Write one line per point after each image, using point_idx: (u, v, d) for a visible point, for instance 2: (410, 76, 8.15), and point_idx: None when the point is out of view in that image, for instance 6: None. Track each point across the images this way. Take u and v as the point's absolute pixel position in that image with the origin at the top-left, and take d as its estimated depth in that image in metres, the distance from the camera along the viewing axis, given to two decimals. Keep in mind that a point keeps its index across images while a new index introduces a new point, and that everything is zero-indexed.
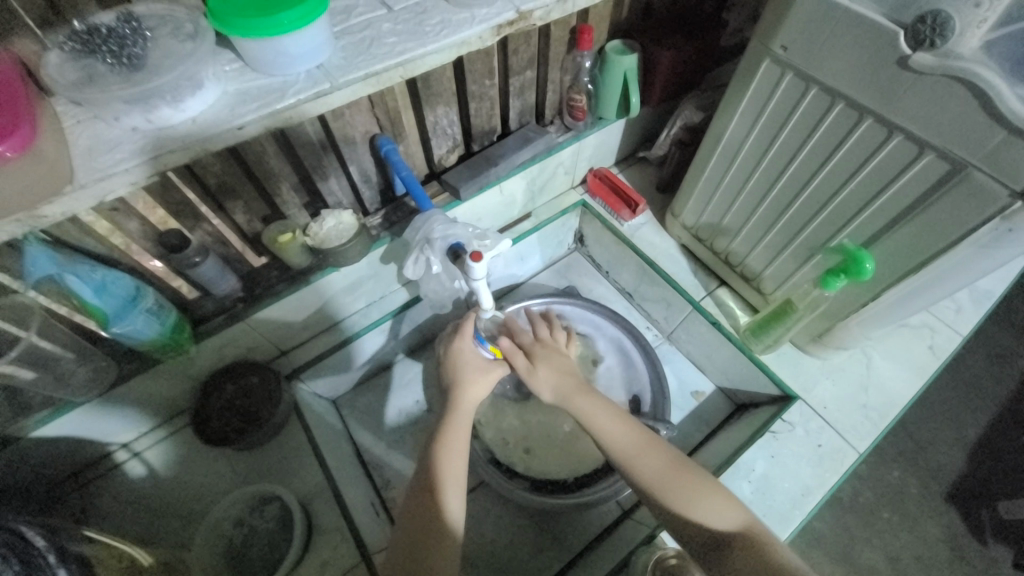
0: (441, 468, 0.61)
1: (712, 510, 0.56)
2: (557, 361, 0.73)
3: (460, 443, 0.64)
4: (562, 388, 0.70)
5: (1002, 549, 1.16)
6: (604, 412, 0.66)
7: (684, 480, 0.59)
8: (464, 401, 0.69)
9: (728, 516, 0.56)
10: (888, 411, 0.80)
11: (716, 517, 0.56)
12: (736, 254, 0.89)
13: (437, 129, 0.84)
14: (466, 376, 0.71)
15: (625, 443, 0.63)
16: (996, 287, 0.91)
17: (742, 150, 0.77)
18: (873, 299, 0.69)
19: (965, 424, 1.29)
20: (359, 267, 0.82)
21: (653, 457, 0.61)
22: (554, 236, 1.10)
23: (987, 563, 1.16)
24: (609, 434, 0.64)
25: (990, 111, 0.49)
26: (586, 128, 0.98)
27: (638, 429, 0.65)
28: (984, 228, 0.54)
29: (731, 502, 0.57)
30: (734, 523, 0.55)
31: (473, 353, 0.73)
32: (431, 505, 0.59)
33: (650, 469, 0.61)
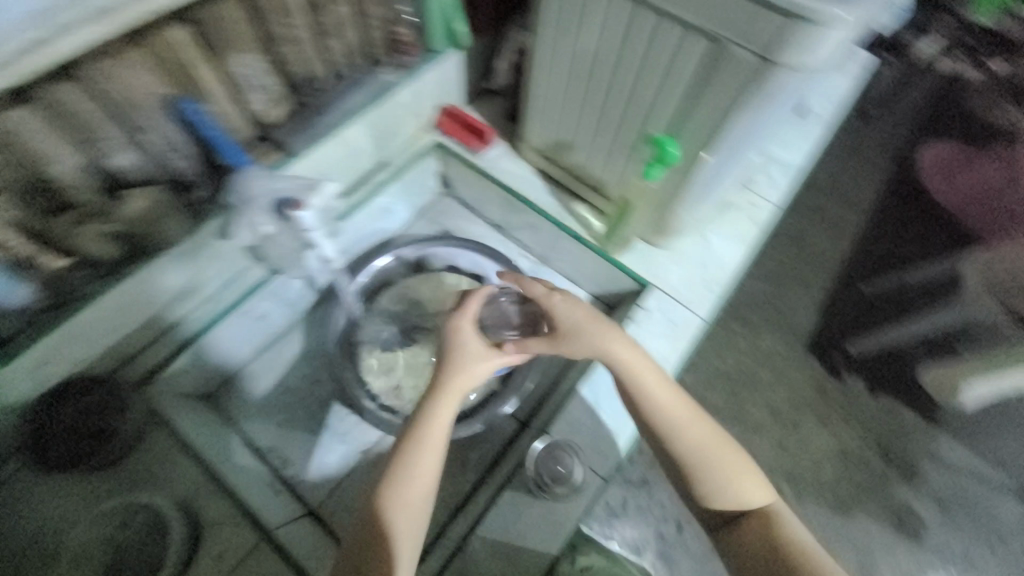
0: (411, 458, 0.61)
1: (745, 489, 0.63)
2: (586, 317, 0.69)
3: (433, 439, 0.62)
4: (607, 350, 0.67)
5: (856, 379, 1.39)
6: (653, 380, 0.67)
7: (725, 454, 0.64)
8: (449, 394, 0.64)
9: (757, 493, 0.63)
10: (722, 280, 0.93)
11: (749, 496, 0.63)
12: (582, 166, 0.93)
13: (246, 80, 0.76)
14: (459, 361, 0.66)
15: (674, 414, 0.65)
16: (799, 158, 1.06)
17: (558, 61, 0.80)
18: (686, 180, 0.76)
19: (817, 286, 1.48)
20: (189, 253, 0.75)
21: (700, 428, 0.65)
22: (417, 184, 1.07)
23: (844, 392, 1.38)
24: (655, 401, 0.66)
25: None
26: (421, 62, 0.94)
27: (685, 400, 0.67)
28: (745, 96, 0.62)
29: (761, 485, 0.64)
30: (760, 499, 0.63)
31: (475, 342, 0.68)
32: (398, 503, 0.58)
33: (694, 442, 0.64)
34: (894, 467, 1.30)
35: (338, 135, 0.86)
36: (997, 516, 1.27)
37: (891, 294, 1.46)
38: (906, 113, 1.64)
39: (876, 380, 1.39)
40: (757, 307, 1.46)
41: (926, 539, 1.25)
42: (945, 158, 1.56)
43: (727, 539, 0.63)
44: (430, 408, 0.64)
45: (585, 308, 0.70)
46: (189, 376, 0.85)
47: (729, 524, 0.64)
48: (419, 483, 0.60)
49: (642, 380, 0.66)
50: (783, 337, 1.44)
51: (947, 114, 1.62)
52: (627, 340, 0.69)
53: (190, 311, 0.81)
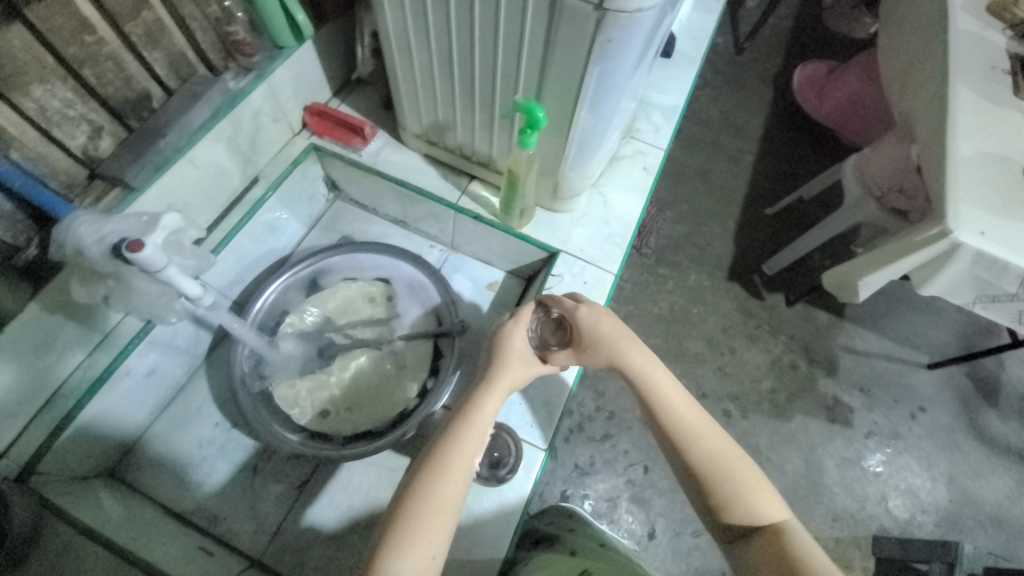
0: (459, 434, 0.56)
1: (758, 500, 0.54)
2: (608, 323, 0.67)
3: (482, 420, 0.59)
4: (621, 356, 0.64)
5: (774, 295, 1.49)
6: (665, 380, 0.62)
7: (739, 467, 0.56)
8: (497, 384, 0.62)
9: (773, 508, 0.54)
10: (626, 231, 0.94)
11: (760, 505, 0.54)
12: (466, 144, 0.91)
13: (54, 116, 0.65)
14: (506, 357, 0.65)
15: (683, 417, 0.59)
16: (677, 100, 1.09)
17: (412, 38, 0.75)
18: (565, 139, 0.76)
19: (726, 218, 1.57)
20: (32, 321, 0.66)
21: (713, 438, 0.58)
22: (300, 192, 1.00)
23: (768, 309, 1.47)
24: (668, 408, 0.60)
25: None
26: (268, 62, 0.86)
27: (701, 413, 0.60)
28: (597, 45, 0.61)
29: (773, 495, 0.55)
30: (773, 514, 0.54)
31: (524, 347, 0.67)
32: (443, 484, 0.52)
33: (705, 452, 0.57)
34: (818, 365, 1.41)
35: (186, 156, 0.77)
36: (911, 386, 1.39)
37: (789, 213, 1.58)
38: (777, 42, 1.78)
39: (793, 293, 1.48)
40: (679, 248, 1.52)
41: (856, 423, 1.36)
42: (813, 77, 1.64)
43: (738, 556, 0.54)
44: (481, 397, 0.61)
45: (609, 317, 0.67)
46: (77, 457, 0.74)
47: (738, 540, 0.55)
48: (457, 468, 0.54)
49: (657, 383, 0.62)
50: (705, 271, 1.51)
51: (810, 44, 1.77)
52: (645, 351, 0.64)
53: (58, 389, 0.71)
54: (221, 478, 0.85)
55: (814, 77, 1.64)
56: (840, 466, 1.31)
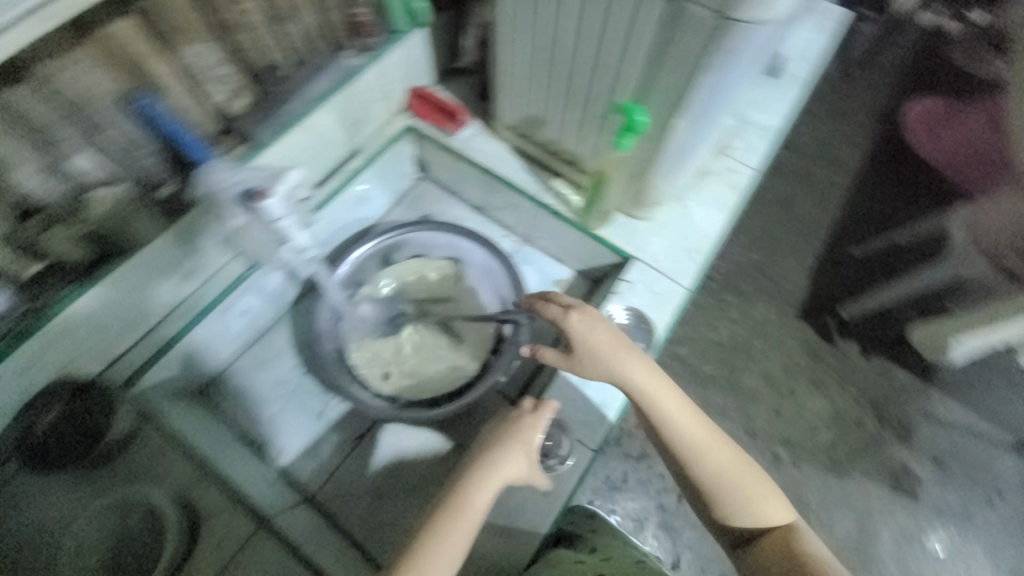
0: (444, 529, 0.60)
1: (764, 508, 0.64)
2: (606, 342, 0.68)
3: (474, 506, 0.62)
4: (624, 375, 0.67)
5: (848, 342, 1.38)
6: (670, 400, 0.67)
7: (747, 479, 0.65)
8: (493, 481, 0.64)
9: (777, 512, 0.65)
10: (704, 248, 0.92)
11: (768, 511, 0.64)
12: (555, 141, 0.93)
13: (204, 72, 0.75)
14: (508, 450, 0.66)
15: (695, 439, 0.66)
16: (775, 121, 1.05)
17: (525, 33, 0.78)
18: (658, 148, 0.75)
19: (806, 252, 1.47)
20: (158, 251, 0.74)
21: (718, 453, 0.66)
22: (392, 168, 1.06)
23: (838, 356, 1.37)
24: (677, 429, 0.66)
25: None
26: (384, 45, 0.91)
27: (708, 426, 0.67)
28: (710, 53, 0.61)
29: (777, 501, 0.65)
30: (782, 517, 0.65)
31: (534, 437, 0.68)
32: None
33: (713, 467, 0.65)
34: (888, 426, 1.30)
35: (303, 122, 0.84)
36: (992, 469, 1.26)
37: (883, 256, 1.45)
38: (891, 70, 1.63)
39: (870, 342, 1.38)
40: (749, 276, 1.45)
41: (923, 496, 1.24)
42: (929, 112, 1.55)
43: (744, 554, 0.65)
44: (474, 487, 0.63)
45: (604, 332, 0.69)
46: (172, 376, 0.83)
47: (746, 542, 0.65)
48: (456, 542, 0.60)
49: (659, 408, 0.67)
50: (774, 304, 1.43)
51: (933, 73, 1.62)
52: (649, 370, 0.68)
53: (174, 309, 0.82)
54: (285, 417, 0.91)
55: (926, 118, 1.55)
56: (897, 538, 1.21)
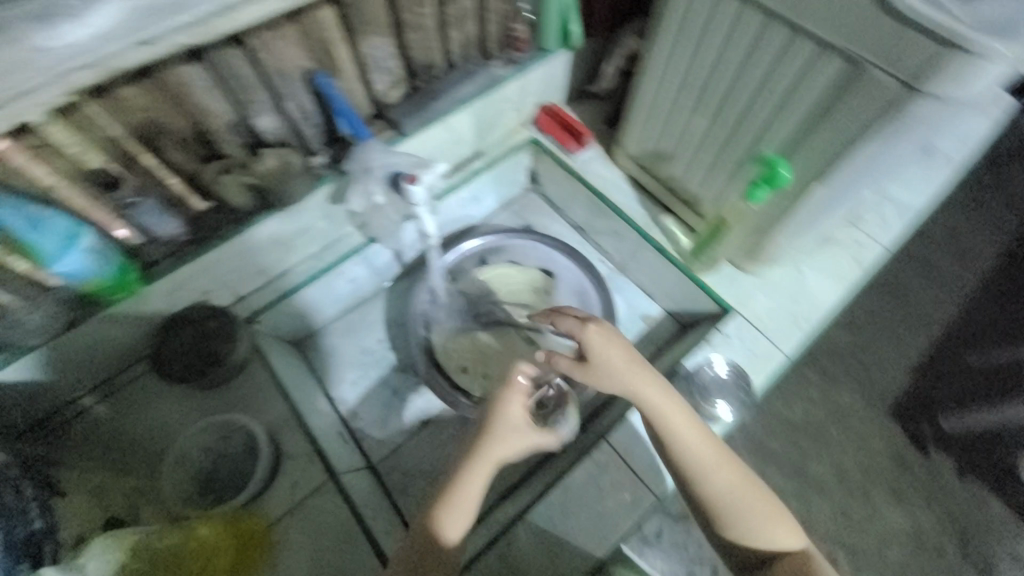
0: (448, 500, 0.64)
1: (771, 531, 0.64)
2: (617, 359, 0.68)
3: (472, 481, 0.65)
4: (638, 392, 0.67)
5: (942, 457, 1.28)
6: (682, 420, 0.66)
7: (753, 499, 0.65)
8: (482, 458, 0.65)
9: (784, 535, 0.64)
10: (815, 317, 0.87)
11: (778, 536, 0.64)
12: (677, 179, 0.92)
13: (375, 62, 0.82)
14: (497, 429, 0.67)
15: (704, 458, 0.65)
16: (918, 201, 0.96)
17: (674, 71, 0.78)
18: (792, 208, 0.73)
19: (910, 346, 1.37)
20: (304, 212, 0.84)
21: (730, 474, 0.65)
22: (507, 175, 1.10)
23: (929, 471, 1.27)
24: (686, 446, 0.65)
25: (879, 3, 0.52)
26: (529, 60, 0.96)
27: (716, 445, 0.67)
28: (880, 121, 0.58)
29: (787, 524, 0.65)
30: (790, 539, 0.64)
31: (520, 407, 0.68)
32: (439, 549, 0.62)
33: (722, 485, 0.65)
34: (970, 561, 1.20)
35: (445, 120, 0.91)
36: None
37: (999, 373, 1.33)
38: None
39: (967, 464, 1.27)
40: (841, 358, 1.36)
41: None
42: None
43: None
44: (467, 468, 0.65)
45: (617, 347, 0.68)
46: (283, 319, 0.93)
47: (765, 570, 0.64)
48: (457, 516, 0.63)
49: (670, 424, 0.66)
50: (865, 396, 1.33)
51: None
52: (660, 387, 0.67)
53: (297, 263, 0.91)
54: (363, 384, 0.97)
55: None
56: None
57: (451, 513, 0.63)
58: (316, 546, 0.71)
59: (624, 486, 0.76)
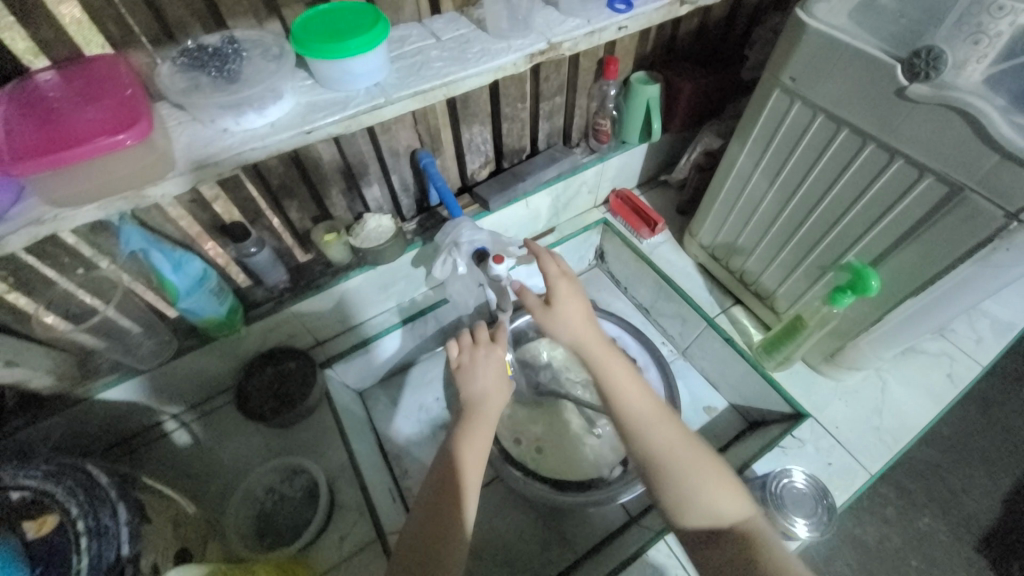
0: (461, 484, 0.64)
1: (713, 500, 0.59)
2: (574, 308, 0.72)
3: (472, 460, 0.66)
4: (581, 334, 0.70)
5: None
6: (621, 371, 0.68)
7: (695, 458, 0.61)
8: (483, 414, 0.71)
9: (728, 504, 0.59)
10: (902, 435, 0.80)
11: (720, 507, 0.59)
12: (750, 273, 0.92)
13: (471, 145, 0.92)
14: (484, 377, 0.74)
15: (642, 407, 0.66)
16: (1017, 320, 0.92)
17: (754, 173, 0.81)
18: (879, 317, 0.71)
19: (1003, 474, 1.34)
20: (393, 268, 0.91)
21: (670, 431, 0.63)
22: (576, 251, 1.15)
23: None
24: (618, 388, 0.67)
25: (968, 118, 0.53)
26: (610, 150, 1.04)
27: (657, 403, 0.66)
28: (984, 248, 0.57)
29: (736, 495, 0.60)
30: (736, 513, 0.58)
31: (496, 361, 0.76)
32: (453, 526, 0.61)
33: (664, 443, 0.62)
34: None
35: (526, 199, 0.98)
36: None
37: None
38: None
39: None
40: (921, 481, 1.35)
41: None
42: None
43: (704, 554, 0.58)
44: (463, 435, 0.68)
45: (577, 302, 0.72)
46: (353, 368, 0.97)
47: (708, 537, 0.58)
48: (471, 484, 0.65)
49: (603, 359, 0.69)
50: (948, 524, 1.30)
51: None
52: (603, 338, 0.71)
53: (376, 316, 0.98)
54: (416, 440, 0.97)
55: None
56: None
57: (467, 465, 0.66)
58: None
59: None
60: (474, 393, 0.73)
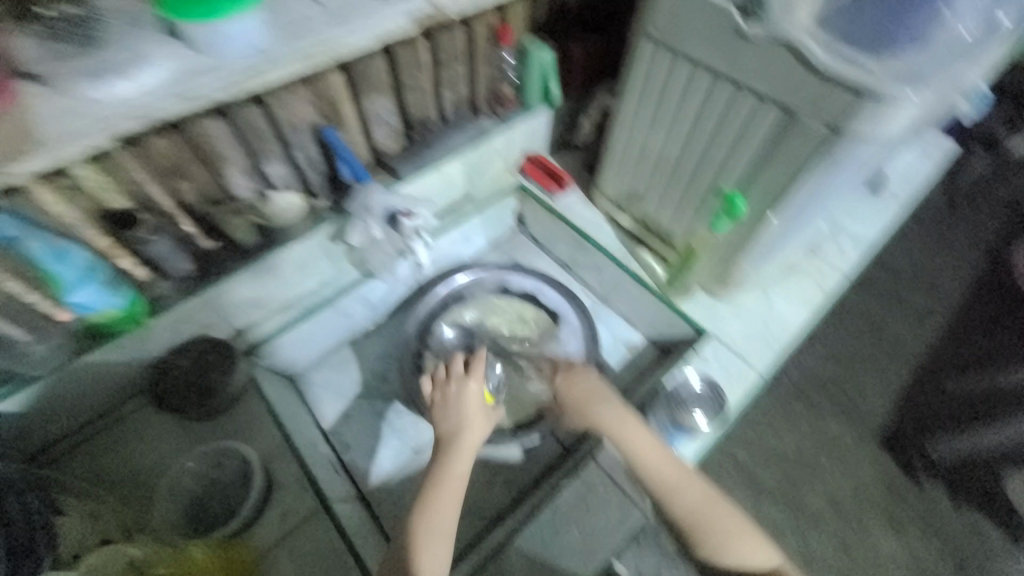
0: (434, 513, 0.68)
1: (744, 550, 0.71)
2: (590, 386, 0.83)
3: (452, 495, 0.71)
4: (600, 420, 0.79)
5: (934, 485, 1.42)
6: (643, 440, 0.76)
7: (719, 512, 0.73)
8: (462, 447, 0.75)
9: (754, 551, 0.71)
10: (785, 340, 0.94)
11: (747, 552, 0.71)
12: (650, 216, 1.01)
13: (375, 116, 0.93)
14: (466, 421, 0.77)
15: (664, 473, 0.74)
16: (870, 233, 1.09)
17: (639, 122, 0.89)
18: (751, 236, 0.81)
19: (890, 378, 1.57)
20: (307, 247, 0.89)
21: (693, 490, 0.73)
22: (496, 217, 1.18)
23: (918, 497, 1.41)
24: (643, 461, 0.75)
25: (791, 49, 0.62)
26: (514, 115, 1.09)
27: (680, 463, 0.76)
28: (816, 160, 0.67)
29: (755, 539, 0.72)
30: (760, 555, 0.71)
31: (475, 398, 0.79)
32: (420, 550, 0.65)
33: (691, 500, 0.73)
34: None
35: (439, 167, 1.01)
36: None
37: (976, 398, 1.54)
38: (981, 226, 1.83)
39: (956, 490, 1.42)
40: (825, 393, 1.54)
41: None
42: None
43: None
44: (447, 463, 0.73)
45: (589, 381, 0.84)
46: (281, 351, 0.97)
47: None
48: (441, 520, 0.68)
49: (628, 435, 0.76)
50: (851, 427, 1.50)
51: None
52: (629, 414, 0.79)
53: (297, 299, 0.97)
54: (356, 415, 0.98)
55: None
56: None
57: (443, 497, 0.70)
58: (309, 573, 0.72)
59: (614, 505, 0.79)
60: (456, 423, 0.76)
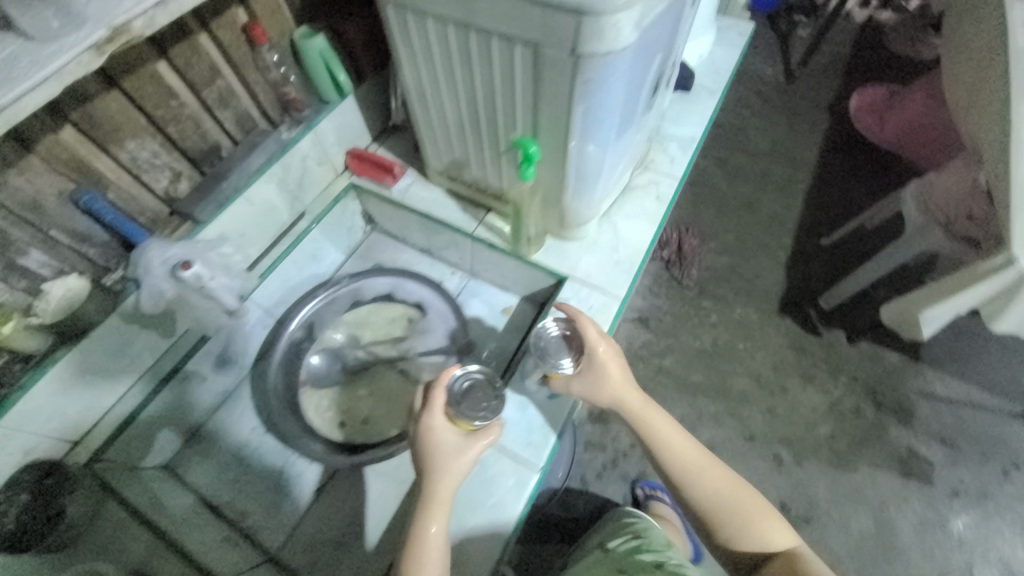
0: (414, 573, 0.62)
1: (767, 530, 0.66)
2: (613, 370, 0.77)
3: (432, 554, 0.64)
4: (620, 399, 0.76)
5: (830, 331, 1.58)
6: (661, 422, 0.74)
7: (742, 498, 0.69)
8: (436, 495, 0.66)
9: (778, 536, 0.66)
10: (637, 259, 0.97)
11: (769, 536, 0.66)
12: (480, 180, 0.99)
13: (141, 163, 0.82)
14: (438, 462, 0.67)
15: (682, 456, 0.72)
16: (695, 133, 1.13)
17: (425, 90, 0.84)
18: (562, 171, 0.81)
19: (776, 249, 1.70)
20: (111, 331, 0.80)
21: (714, 472, 0.71)
22: (340, 225, 1.10)
23: (822, 346, 1.56)
24: (662, 444, 0.73)
25: None
26: (314, 115, 1.01)
27: (698, 448, 0.73)
28: (576, 87, 0.66)
29: (780, 524, 0.67)
30: (784, 541, 0.65)
31: (446, 431, 0.68)
32: None
33: (709, 483, 0.70)
34: (887, 410, 1.47)
35: (243, 195, 0.92)
36: (1002, 439, 1.43)
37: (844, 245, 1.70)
38: (809, 91, 1.99)
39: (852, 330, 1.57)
40: (723, 283, 1.64)
41: (937, 480, 1.39)
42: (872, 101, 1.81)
43: None
44: (422, 518, 0.65)
45: (615, 364, 0.77)
46: (138, 447, 0.88)
47: (757, 565, 0.65)
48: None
49: (649, 418, 0.75)
50: (755, 305, 1.62)
51: (868, 61, 2.02)
52: (645, 398, 0.76)
53: (132, 385, 0.88)
54: (251, 476, 0.93)
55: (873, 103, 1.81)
56: (918, 528, 1.34)
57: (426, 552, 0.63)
58: None
59: (508, 474, 0.84)
60: (429, 466, 0.67)
